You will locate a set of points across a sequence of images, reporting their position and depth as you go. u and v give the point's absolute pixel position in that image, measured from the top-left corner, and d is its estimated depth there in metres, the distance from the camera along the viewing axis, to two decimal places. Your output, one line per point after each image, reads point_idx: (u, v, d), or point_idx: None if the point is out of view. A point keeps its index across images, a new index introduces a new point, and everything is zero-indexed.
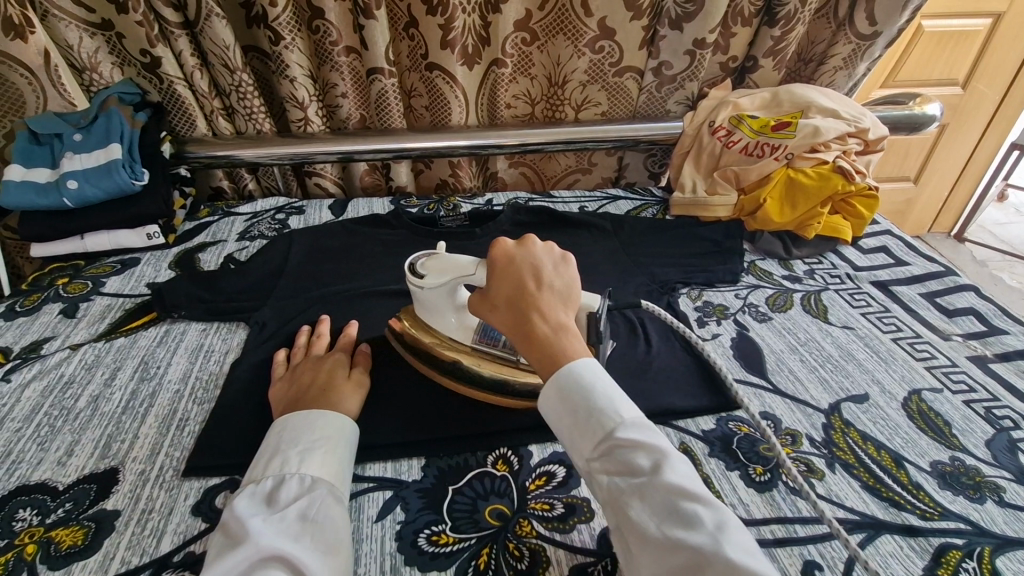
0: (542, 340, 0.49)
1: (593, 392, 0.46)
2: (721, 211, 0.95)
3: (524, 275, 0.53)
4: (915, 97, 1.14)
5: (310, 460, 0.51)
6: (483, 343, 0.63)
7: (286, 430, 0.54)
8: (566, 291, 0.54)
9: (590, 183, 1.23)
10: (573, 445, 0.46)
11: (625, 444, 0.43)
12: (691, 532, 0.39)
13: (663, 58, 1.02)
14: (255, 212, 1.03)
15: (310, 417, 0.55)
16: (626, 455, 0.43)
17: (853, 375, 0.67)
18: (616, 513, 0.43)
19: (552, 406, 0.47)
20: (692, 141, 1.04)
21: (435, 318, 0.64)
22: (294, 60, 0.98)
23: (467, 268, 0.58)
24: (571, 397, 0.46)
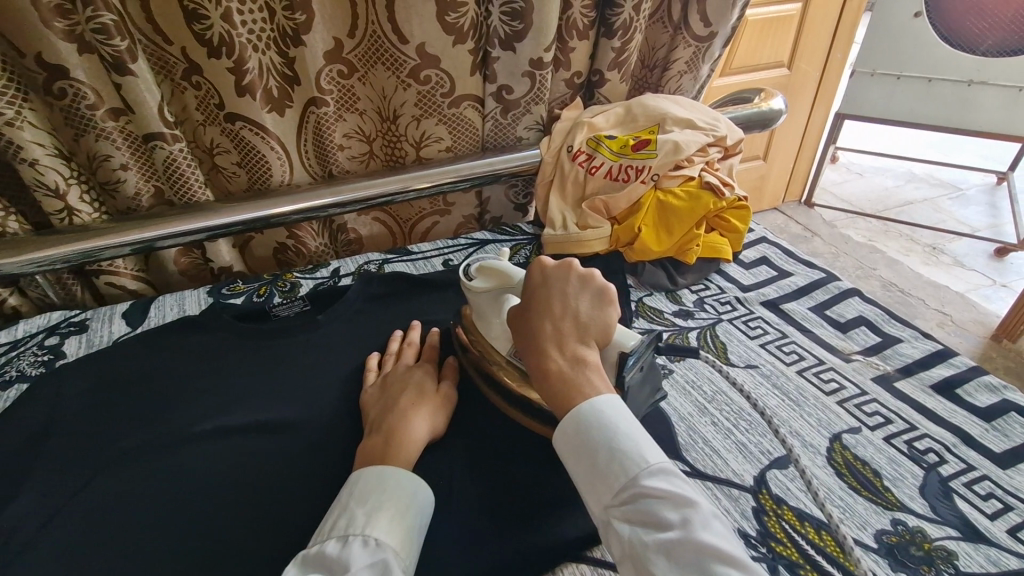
0: (554, 372, 0.50)
1: (620, 439, 0.45)
2: (598, 245, 0.85)
3: (549, 302, 0.55)
4: (759, 93, 1.13)
5: (399, 527, 0.49)
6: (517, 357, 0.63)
7: (387, 488, 0.51)
8: (586, 324, 0.54)
9: (450, 226, 1.08)
10: (592, 491, 0.45)
11: (654, 494, 0.42)
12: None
13: (501, 82, 0.90)
14: (14, 340, 0.78)
15: (411, 480, 0.53)
16: (654, 508, 0.42)
17: (773, 432, 0.59)
18: (637, 573, 0.41)
19: (573, 445, 0.47)
20: (553, 169, 0.93)
21: (482, 326, 0.67)
22: (27, 138, 0.74)
23: (510, 277, 0.64)
24: (591, 440, 0.46)
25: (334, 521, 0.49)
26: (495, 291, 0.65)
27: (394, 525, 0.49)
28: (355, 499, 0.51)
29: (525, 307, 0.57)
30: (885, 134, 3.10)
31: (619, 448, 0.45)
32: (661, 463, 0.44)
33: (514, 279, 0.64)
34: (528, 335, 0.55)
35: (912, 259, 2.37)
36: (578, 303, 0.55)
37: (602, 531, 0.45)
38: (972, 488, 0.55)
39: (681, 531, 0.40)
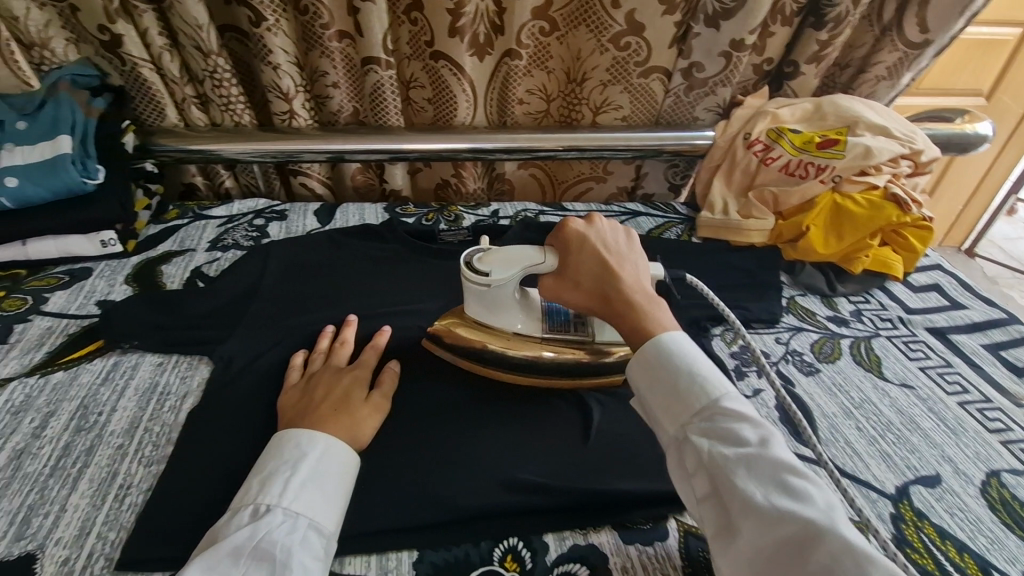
0: (635, 311, 0.52)
1: (702, 365, 0.47)
2: (757, 237, 0.85)
3: (607, 251, 0.57)
4: (962, 114, 1.04)
5: (317, 502, 0.45)
6: (551, 331, 0.63)
7: (315, 458, 0.48)
8: (637, 264, 0.57)
9: (603, 193, 1.11)
10: (668, 414, 0.47)
11: (736, 415, 0.44)
12: (799, 503, 0.39)
13: (694, 58, 0.90)
14: (230, 216, 0.91)
15: (339, 455, 0.49)
16: (732, 425, 0.44)
17: (920, 451, 0.58)
18: (711, 481, 0.43)
19: (651, 371, 0.49)
20: (724, 154, 0.93)
21: (495, 316, 0.63)
22: (278, 45, 0.85)
23: (535, 259, 0.59)
24: (673, 365, 0.48)
25: (247, 484, 0.46)
26: (514, 276, 0.60)
27: (311, 497, 0.45)
28: (274, 463, 0.47)
29: (568, 263, 0.57)
30: None
31: (700, 372, 0.47)
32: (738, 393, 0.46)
33: (533, 261, 0.59)
34: (587, 283, 0.56)
35: None
36: (624, 247, 0.58)
37: (675, 448, 0.46)
38: None
39: (758, 446, 0.42)
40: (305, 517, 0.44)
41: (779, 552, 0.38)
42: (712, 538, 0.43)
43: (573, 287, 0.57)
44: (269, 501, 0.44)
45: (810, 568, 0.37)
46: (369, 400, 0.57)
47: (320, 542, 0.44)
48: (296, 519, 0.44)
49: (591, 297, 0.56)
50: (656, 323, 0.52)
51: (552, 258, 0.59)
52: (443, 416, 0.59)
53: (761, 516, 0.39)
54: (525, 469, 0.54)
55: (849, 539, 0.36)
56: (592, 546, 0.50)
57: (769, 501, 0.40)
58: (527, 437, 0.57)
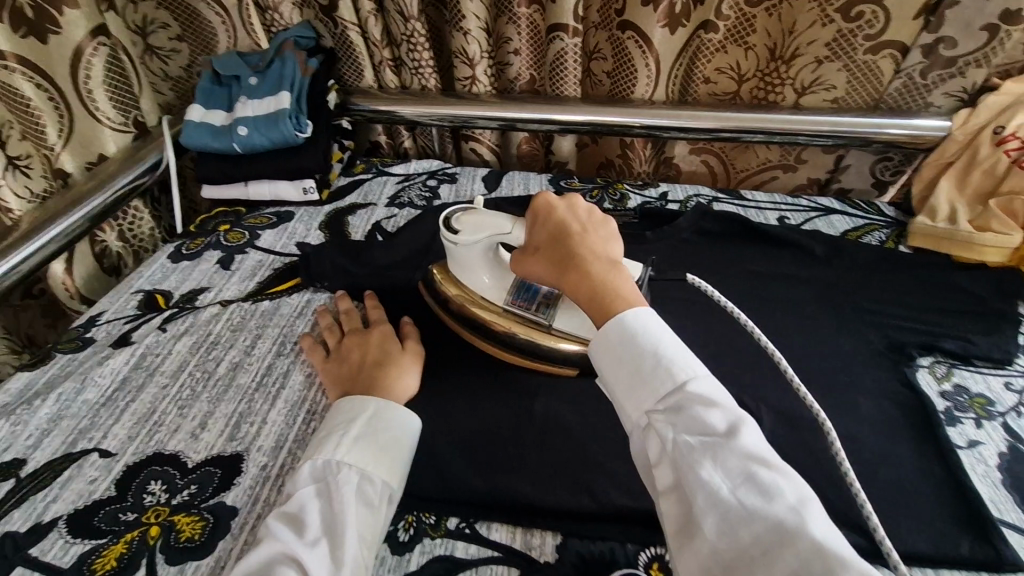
0: (593, 279, 0.48)
1: (668, 345, 0.42)
2: (992, 255, 0.70)
3: (572, 220, 0.53)
4: None
5: (374, 456, 0.48)
6: (517, 305, 0.61)
7: (366, 417, 0.50)
8: (605, 237, 0.53)
9: (788, 183, 0.99)
10: (631, 397, 0.42)
11: (705, 400, 0.39)
12: (769, 500, 0.34)
13: (943, 33, 0.75)
14: (408, 174, 0.97)
15: (390, 414, 0.51)
16: (699, 412, 0.39)
17: None
18: (676, 473, 0.38)
19: (615, 353, 0.43)
20: (961, 150, 0.77)
21: (468, 277, 0.62)
22: (471, 11, 0.86)
23: (503, 225, 0.57)
24: (637, 345, 0.42)
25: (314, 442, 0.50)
26: (484, 241, 0.58)
27: (370, 453, 0.48)
28: (333, 424, 0.51)
29: (540, 239, 0.53)
30: None
31: (667, 352, 0.42)
32: (706, 374, 0.41)
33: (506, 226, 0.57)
34: (553, 255, 0.52)
35: None
36: (590, 220, 0.53)
37: (637, 433, 0.42)
38: None
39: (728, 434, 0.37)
40: (362, 472, 0.47)
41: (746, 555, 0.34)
42: (671, 531, 0.38)
43: (538, 259, 0.53)
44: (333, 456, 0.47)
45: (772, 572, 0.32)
46: (405, 350, 0.60)
47: (382, 495, 0.46)
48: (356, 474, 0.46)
49: (552, 271, 0.52)
50: (615, 297, 0.46)
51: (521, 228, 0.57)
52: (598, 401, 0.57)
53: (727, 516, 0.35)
54: None
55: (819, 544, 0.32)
56: None
57: (736, 497, 0.35)
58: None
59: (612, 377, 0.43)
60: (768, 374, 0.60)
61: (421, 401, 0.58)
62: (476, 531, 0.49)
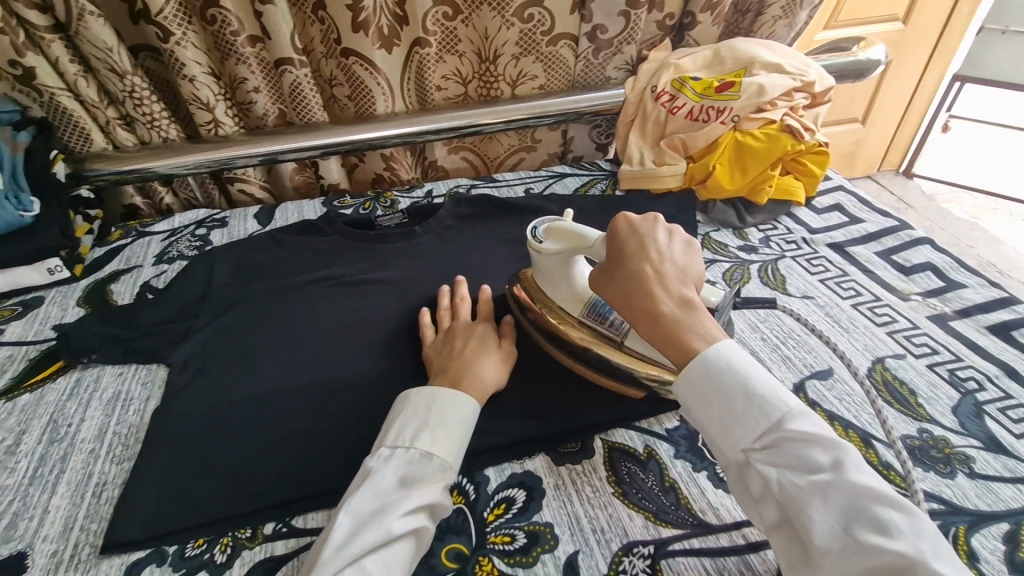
0: (666, 318, 0.49)
1: (756, 382, 0.46)
2: (671, 181, 0.91)
3: (645, 249, 0.52)
4: (858, 42, 1.10)
5: (445, 443, 0.50)
6: (591, 317, 0.59)
7: (433, 407, 0.51)
8: (683, 270, 0.53)
9: (535, 161, 1.17)
10: (727, 435, 0.46)
11: (803, 439, 0.43)
12: (885, 534, 0.39)
13: (597, 21, 0.94)
14: (173, 229, 0.94)
15: (451, 401, 0.52)
16: (801, 451, 0.43)
17: (816, 350, 0.65)
18: (785, 511, 0.43)
19: (700, 393, 0.47)
20: (636, 109, 0.99)
21: (550, 289, 0.62)
22: (190, 57, 0.87)
23: (585, 240, 0.57)
24: (727, 386, 0.46)
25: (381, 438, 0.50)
26: (567, 252, 0.59)
27: (437, 442, 0.50)
28: (402, 419, 0.51)
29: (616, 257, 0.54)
30: None
31: (760, 390, 0.46)
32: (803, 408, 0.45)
33: (587, 239, 0.57)
34: (624, 284, 0.52)
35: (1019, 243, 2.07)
36: (668, 249, 0.53)
37: (737, 470, 0.46)
38: (1006, 412, 0.57)
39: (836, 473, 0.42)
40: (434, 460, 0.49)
41: None
42: (788, 565, 0.43)
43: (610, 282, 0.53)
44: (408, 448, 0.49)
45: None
46: (501, 346, 0.62)
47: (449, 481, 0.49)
48: (424, 464, 0.48)
49: (622, 303, 0.52)
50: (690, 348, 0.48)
51: (600, 250, 0.56)
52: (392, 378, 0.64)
53: (846, 552, 0.39)
54: None
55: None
56: (528, 472, 0.54)
57: (853, 534, 0.40)
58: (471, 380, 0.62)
59: (704, 412, 0.47)
60: None
61: (218, 432, 0.59)
62: (292, 526, 0.53)
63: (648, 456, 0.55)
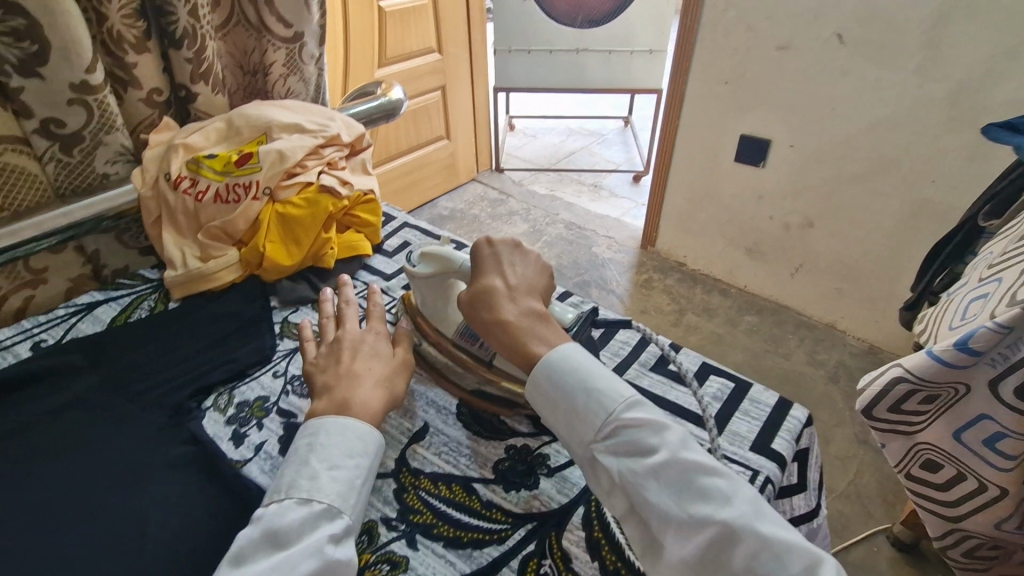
0: (510, 330, 0.53)
1: (591, 378, 0.49)
2: (227, 276, 0.79)
3: (495, 265, 0.58)
4: (379, 85, 1.16)
5: (338, 487, 0.46)
6: (461, 339, 0.62)
7: (318, 445, 0.48)
8: (530, 284, 0.58)
9: (57, 294, 0.87)
10: (574, 432, 0.49)
11: (638, 425, 0.46)
12: (711, 505, 0.41)
13: (40, 114, 0.75)
14: None
15: (347, 431, 0.49)
16: (635, 436, 0.46)
17: (410, 409, 0.63)
18: (630, 500, 0.45)
19: (547, 394, 0.50)
20: (157, 203, 0.82)
21: (431, 310, 0.66)
22: None
23: (454, 262, 0.62)
24: (567, 388, 0.49)
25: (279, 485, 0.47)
26: (439, 274, 0.63)
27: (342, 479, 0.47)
28: (315, 448, 0.48)
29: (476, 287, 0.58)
30: (546, 100, 3.50)
31: (598, 385, 0.49)
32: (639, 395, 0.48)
33: (458, 261, 0.62)
34: (474, 298, 0.57)
35: (583, 199, 2.64)
36: (514, 269, 0.58)
37: (591, 466, 0.48)
38: None
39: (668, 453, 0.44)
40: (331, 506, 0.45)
41: (706, 556, 0.41)
42: (643, 548, 0.45)
43: (465, 296, 0.58)
44: (298, 496, 0.45)
45: (729, 565, 0.40)
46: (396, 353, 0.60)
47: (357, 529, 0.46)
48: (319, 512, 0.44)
49: (473, 320, 0.57)
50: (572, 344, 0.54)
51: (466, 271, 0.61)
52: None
53: (681, 527, 0.42)
54: None
55: (760, 533, 0.40)
56: None
57: (686, 512, 0.42)
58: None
59: (551, 412, 0.49)
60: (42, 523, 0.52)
61: None
62: None
63: None
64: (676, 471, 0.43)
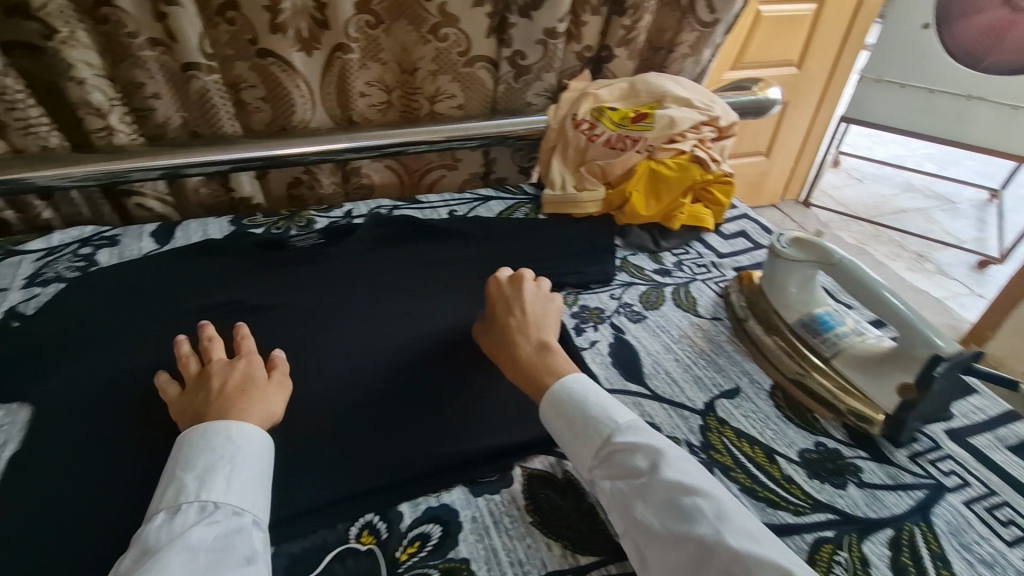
0: (526, 361, 0.59)
1: (591, 405, 0.53)
2: (591, 207, 0.93)
3: (508, 307, 0.64)
4: (757, 83, 1.19)
5: (248, 494, 0.45)
6: (804, 330, 0.66)
7: (232, 442, 0.47)
8: (543, 322, 0.63)
9: (456, 180, 1.15)
10: (574, 454, 0.52)
11: (629, 447, 0.49)
12: (690, 524, 0.44)
13: (516, 46, 0.97)
14: (51, 247, 0.84)
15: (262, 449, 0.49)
16: (626, 459, 0.49)
17: (724, 369, 0.67)
18: (622, 516, 0.48)
19: (549, 422, 0.55)
20: (557, 137, 1.00)
21: (777, 293, 0.70)
22: (79, 58, 0.81)
23: (829, 258, 0.63)
24: (567, 415, 0.53)
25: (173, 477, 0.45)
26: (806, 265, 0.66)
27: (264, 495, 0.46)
28: (229, 453, 0.46)
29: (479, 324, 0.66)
30: (890, 146, 3.04)
31: (593, 412, 0.53)
32: (627, 423, 0.51)
33: (833, 258, 0.63)
34: (494, 337, 0.64)
35: (898, 265, 2.27)
36: (527, 302, 0.65)
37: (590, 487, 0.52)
38: None
39: (656, 471, 0.47)
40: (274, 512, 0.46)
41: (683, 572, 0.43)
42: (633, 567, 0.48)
43: (485, 336, 0.65)
44: (212, 500, 0.44)
45: None
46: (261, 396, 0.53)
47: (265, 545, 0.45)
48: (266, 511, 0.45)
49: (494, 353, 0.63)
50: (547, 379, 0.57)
51: (837, 272, 0.63)
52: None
53: (662, 541, 0.44)
54: None
55: (729, 547, 0.42)
56: (444, 505, 0.52)
57: (667, 528, 0.45)
58: (368, 408, 0.58)
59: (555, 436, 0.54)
60: (450, 320, 0.71)
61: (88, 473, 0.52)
62: None
63: (568, 482, 0.55)
64: (658, 487, 0.46)
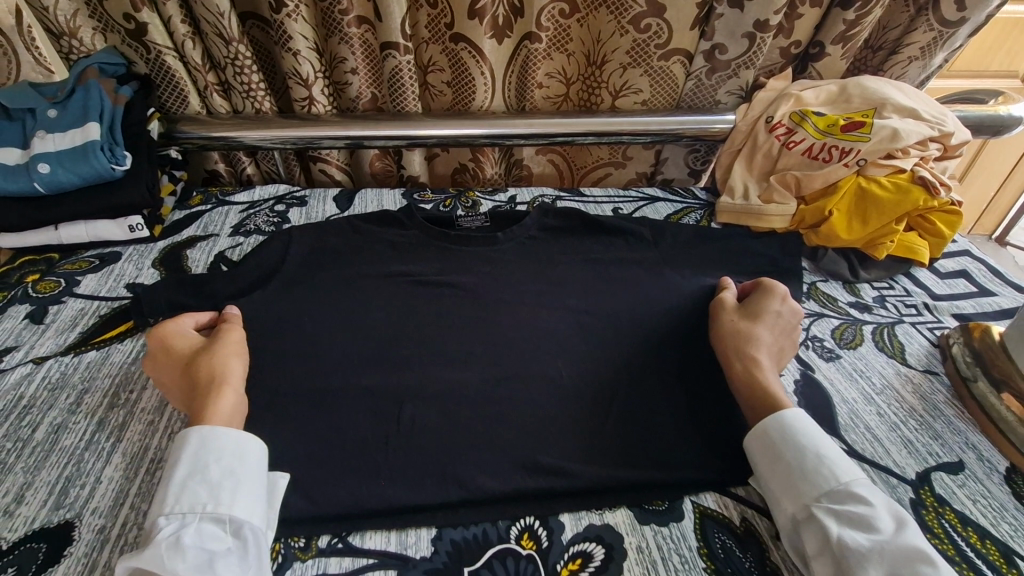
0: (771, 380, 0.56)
1: (825, 445, 0.49)
2: (778, 223, 0.83)
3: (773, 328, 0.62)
4: (996, 96, 1.00)
5: (187, 496, 0.44)
6: None
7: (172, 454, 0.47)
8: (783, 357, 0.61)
9: (622, 179, 1.12)
10: (790, 489, 0.47)
11: (866, 501, 0.45)
12: None
13: (717, 40, 0.91)
14: (252, 201, 0.92)
15: (226, 440, 0.48)
16: (862, 512, 0.44)
17: (943, 437, 0.56)
18: (840, 569, 0.43)
19: (770, 445, 0.50)
20: (745, 138, 0.92)
21: None
22: (297, 31, 0.86)
23: None
24: (799, 444, 0.49)
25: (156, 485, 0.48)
26: None
27: (228, 493, 0.45)
28: (172, 455, 0.47)
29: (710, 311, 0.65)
30: None
31: (826, 452, 0.48)
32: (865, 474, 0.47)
33: None
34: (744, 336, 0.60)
35: None
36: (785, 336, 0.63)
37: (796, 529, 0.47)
38: None
39: (898, 536, 0.43)
40: (228, 518, 0.44)
41: None
42: None
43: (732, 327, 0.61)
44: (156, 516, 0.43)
45: None
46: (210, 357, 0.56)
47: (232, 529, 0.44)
48: (216, 518, 0.44)
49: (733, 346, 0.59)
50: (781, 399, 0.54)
51: None
52: (442, 382, 0.58)
53: None
54: (541, 449, 0.53)
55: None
56: (608, 526, 0.48)
57: None
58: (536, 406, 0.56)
59: (767, 463, 0.49)
60: (619, 326, 0.66)
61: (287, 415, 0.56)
62: (349, 543, 0.47)
63: (745, 530, 0.49)
64: (899, 553, 0.42)
